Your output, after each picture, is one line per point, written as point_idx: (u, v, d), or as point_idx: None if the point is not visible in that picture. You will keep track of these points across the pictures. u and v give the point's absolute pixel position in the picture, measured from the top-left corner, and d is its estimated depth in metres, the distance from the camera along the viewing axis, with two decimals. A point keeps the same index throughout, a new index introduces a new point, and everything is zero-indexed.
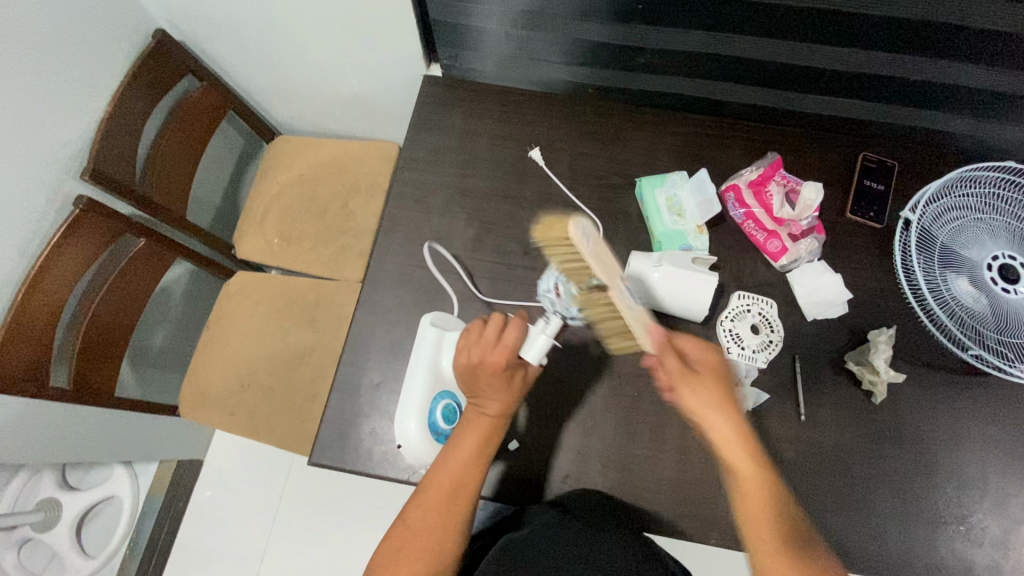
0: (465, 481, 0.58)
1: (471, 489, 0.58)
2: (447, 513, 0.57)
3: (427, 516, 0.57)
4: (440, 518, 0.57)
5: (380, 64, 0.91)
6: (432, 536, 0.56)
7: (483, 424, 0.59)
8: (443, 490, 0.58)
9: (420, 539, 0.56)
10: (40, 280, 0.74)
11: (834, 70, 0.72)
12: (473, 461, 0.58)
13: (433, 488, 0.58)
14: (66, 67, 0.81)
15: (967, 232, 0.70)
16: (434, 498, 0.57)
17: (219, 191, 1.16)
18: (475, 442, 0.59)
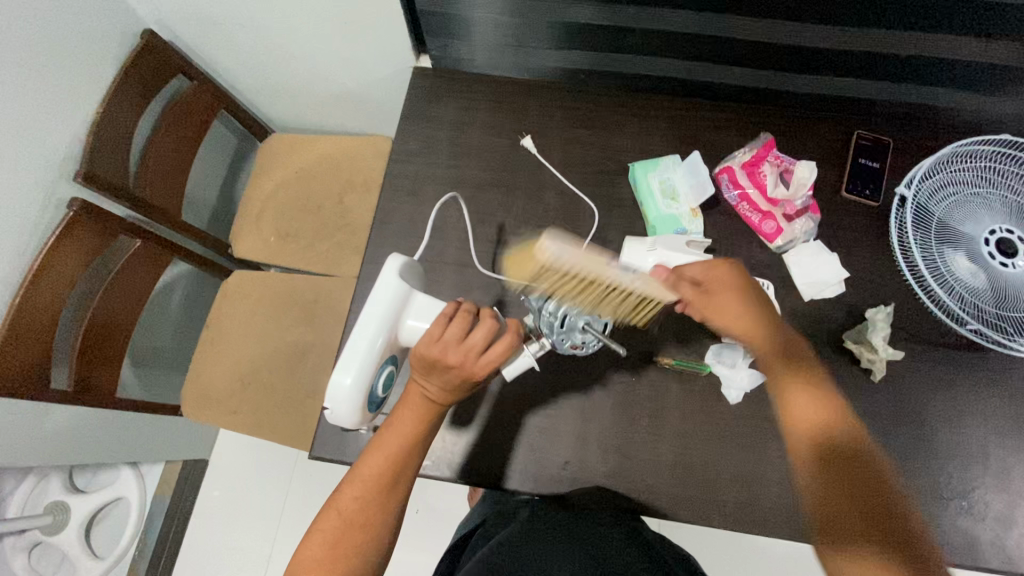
0: (400, 470, 0.58)
1: (410, 472, 0.59)
2: (381, 502, 0.57)
3: (359, 505, 0.57)
4: (373, 507, 0.57)
5: (370, 58, 0.91)
6: (369, 520, 0.57)
7: (422, 410, 0.59)
8: (376, 480, 0.57)
9: (351, 530, 0.56)
10: (38, 282, 0.75)
11: (824, 48, 0.71)
12: (410, 449, 0.59)
13: (364, 478, 0.57)
14: (56, 70, 0.81)
15: (963, 208, 0.69)
16: (372, 483, 0.57)
17: (214, 191, 1.16)
18: (413, 430, 0.59)
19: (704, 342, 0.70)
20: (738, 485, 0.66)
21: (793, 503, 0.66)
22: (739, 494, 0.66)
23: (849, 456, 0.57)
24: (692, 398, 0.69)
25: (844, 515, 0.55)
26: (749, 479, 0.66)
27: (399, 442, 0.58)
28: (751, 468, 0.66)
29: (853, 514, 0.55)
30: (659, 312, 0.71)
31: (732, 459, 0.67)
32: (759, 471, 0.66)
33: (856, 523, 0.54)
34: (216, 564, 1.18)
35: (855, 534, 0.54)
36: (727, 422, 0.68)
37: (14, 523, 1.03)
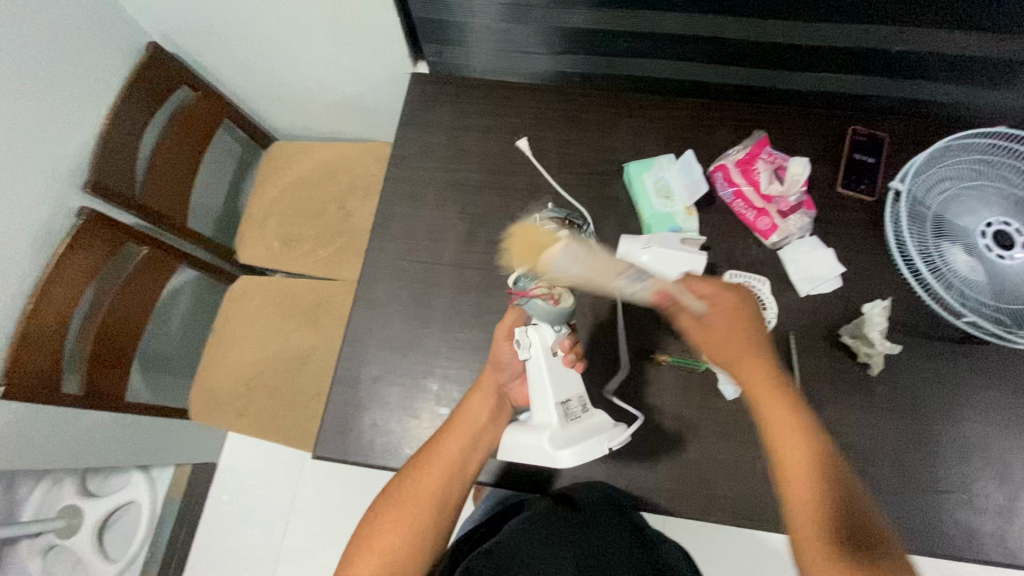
0: (463, 451, 0.61)
1: (465, 461, 0.61)
2: (442, 482, 0.60)
3: (421, 484, 0.59)
4: (434, 487, 0.59)
5: (367, 64, 0.92)
6: (419, 506, 0.58)
7: (484, 394, 0.64)
8: (439, 459, 0.60)
9: (411, 508, 0.58)
10: (50, 289, 0.77)
11: (815, 46, 0.72)
12: (472, 432, 0.62)
13: (429, 458, 0.60)
14: (64, 84, 0.84)
15: (959, 201, 0.69)
16: (432, 469, 0.60)
17: (219, 199, 1.18)
18: (476, 413, 0.62)
19: None
20: (736, 480, 0.66)
21: None
22: (737, 490, 0.66)
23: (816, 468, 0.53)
24: (689, 394, 0.69)
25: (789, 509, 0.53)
26: (748, 474, 0.66)
27: (462, 424, 0.62)
28: (749, 463, 0.67)
29: (794, 509, 0.53)
30: (655, 310, 0.72)
31: (731, 455, 0.67)
32: (757, 466, 0.67)
33: (798, 523, 0.52)
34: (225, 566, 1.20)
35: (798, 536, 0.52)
36: (725, 418, 0.68)
37: (28, 526, 1.05)
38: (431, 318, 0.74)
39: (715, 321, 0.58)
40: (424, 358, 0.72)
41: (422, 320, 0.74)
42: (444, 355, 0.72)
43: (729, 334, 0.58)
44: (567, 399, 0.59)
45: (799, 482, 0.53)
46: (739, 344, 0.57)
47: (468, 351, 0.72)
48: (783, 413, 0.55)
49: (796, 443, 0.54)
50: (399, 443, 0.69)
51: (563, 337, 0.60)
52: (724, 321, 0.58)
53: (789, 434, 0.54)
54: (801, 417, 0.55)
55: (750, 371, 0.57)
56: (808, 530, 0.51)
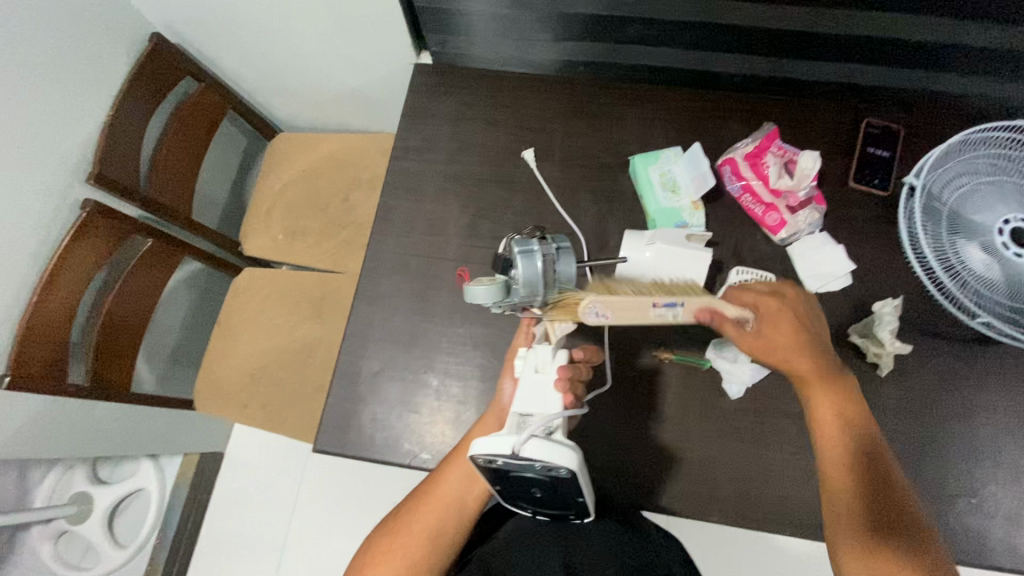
0: (458, 489, 0.60)
1: (459, 499, 0.60)
2: (437, 518, 0.60)
3: (414, 519, 0.60)
4: (426, 523, 0.60)
5: (369, 54, 0.91)
6: (410, 540, 0.59)
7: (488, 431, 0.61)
8: (433, 496, 0.60)
9: (403, 542, 0.59)
10: (55, 281, 0.77)
11: (830, 34, 0.69)
12: (470, 470, 0.60)
13: (425, 493, 0.61)
14: (68, 75, 0.84)
15: (976, 198, 0.67)
16: (426, 503, 0.60)
17: (224, 190, 1.18)
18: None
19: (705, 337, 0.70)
20: (739, 480, 0.65)
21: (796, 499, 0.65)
22: (741, 490, 0.65)
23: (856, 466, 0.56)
24: (692, 393, 0.68)
25: (880, 500, 0.54)
26: (751, 475, 0.65)
27: (458, 461, 0.61)
28: (753, 464, 0.66)
29: (881, 501, 0.54)
30: None
31: (733, 454, 0.66)
32: (760, 467, 0.66)
33: (889, 510, 0.54)
34: (231, 555, 1.21)
35: (890, 521, 0.53)
36: (728, 417, 0.67)
37: (40, 512, 1.07)
38: (432, 313, 0.73)
39: (767, 322, 0.59)
40: (424, 353, 0.72)
41: (423, 315, 0.73)
42: (445, 350, 0.72)
43: (793, 334, 0.58)
44: (529, 413, 0.53)
45: (863, 480, 0.56)
46: (796, 341, 0.58)
47: (469, 347, 0.72)
48: (836, 418, 0.58)
49: (838, 430, 0.58)
50: (399, 439, 0.69)
51: (561, 363, 0.57)
52: (779, 320, 0.58)
53: (837, 428, 0.58)
54: (841, 424, 0.58)
55: (816, 376, 0.59)
56: (850, 514, 0.55)
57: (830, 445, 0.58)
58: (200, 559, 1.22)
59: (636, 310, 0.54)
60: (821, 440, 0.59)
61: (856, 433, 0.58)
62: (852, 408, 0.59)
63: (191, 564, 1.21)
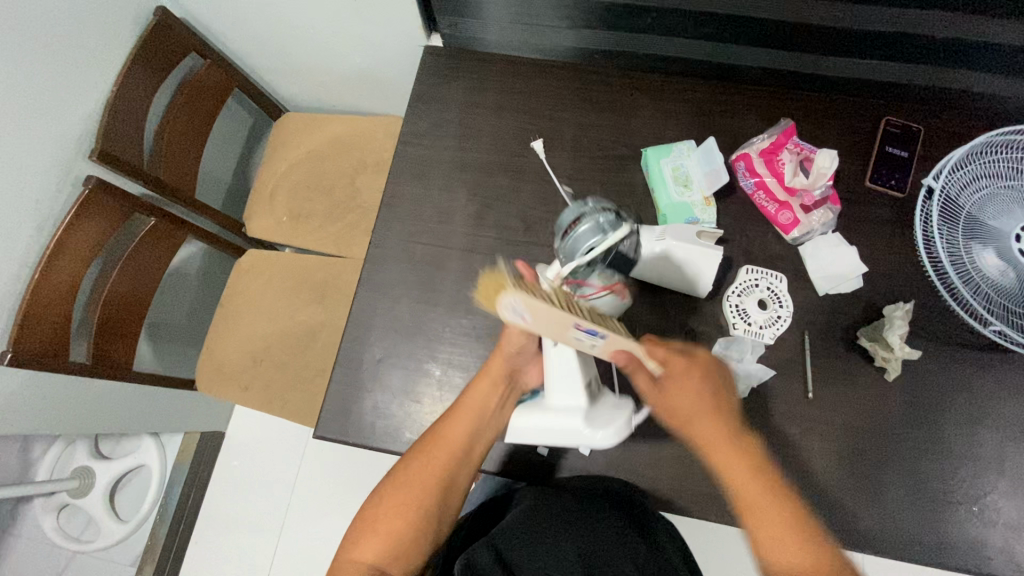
0: (465, 439, 0.61)
1: (469, 448, 0.62)
2: (448, 469, 0.61)
3: (424, 474, 0.61)
4: (437, 477, 0.61)
5: (378, 36, 0.89)
6: (421, 491, 0.61)
7: (490, 384, 0.62)
8: (442, 448, 0.61)
9: (416, 495, 0.60)
10: (57, 258, 0.77)
11: (855, 28, 0.67)
12: (477, 419, 0.61)
13: (433, 444, 0.61)
14: (71, 48, 0.82)
15: (995, 202, 0.66)
16: (438, 454, 0.61)
17: (227, 170, 1.17)
18: (479, 403, 0.61)
19: (711, 335, 0.69)
20: None
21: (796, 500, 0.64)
22: None
23: (769, 493, 0.54)
24: None
25: (760, 524, 0.53)
26: None
27: (465, 417, 0.61)
28: None
29: (772, 513, 0.53)
30: (667, 304, 0.70)
31: None
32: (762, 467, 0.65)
33: (775, 518, 0.53)
34: (230, 533, 1.22)
35: (772, 533, 0.52)
36: None
37: (42, 485, 1.09)
38: (436, 303, 0.72)
39: (673, 377, 0.56)
40: (427, 342, 0.71)
41: (428, 304, 0.73)
42: (449, 340, 0.71)
43: (697, 398, 0.56)
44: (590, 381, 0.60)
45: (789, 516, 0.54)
46: (698, 403, 0.56)
47: (473, 337, 0.71)
48: (727, 437, 0.56)
49: (739, 464, 0.55)
50: (400, 427, 0.69)
51: None
52: (689, 379, 0.56)
53: (733, 458, 0.55)
54: (741, 445, 0.56)
55: (677, 392, 0.56)
56: (757, 539, 0.53)
57: (730, 474, 0.55)
58: (199, 536, 1.23)
59: (554, 326, 0.48)
60: (721, 467, 0.55)
61: (766, 473, 0.55)
62: (738, 441, 0.56)
63: (191, 540, 1.22)
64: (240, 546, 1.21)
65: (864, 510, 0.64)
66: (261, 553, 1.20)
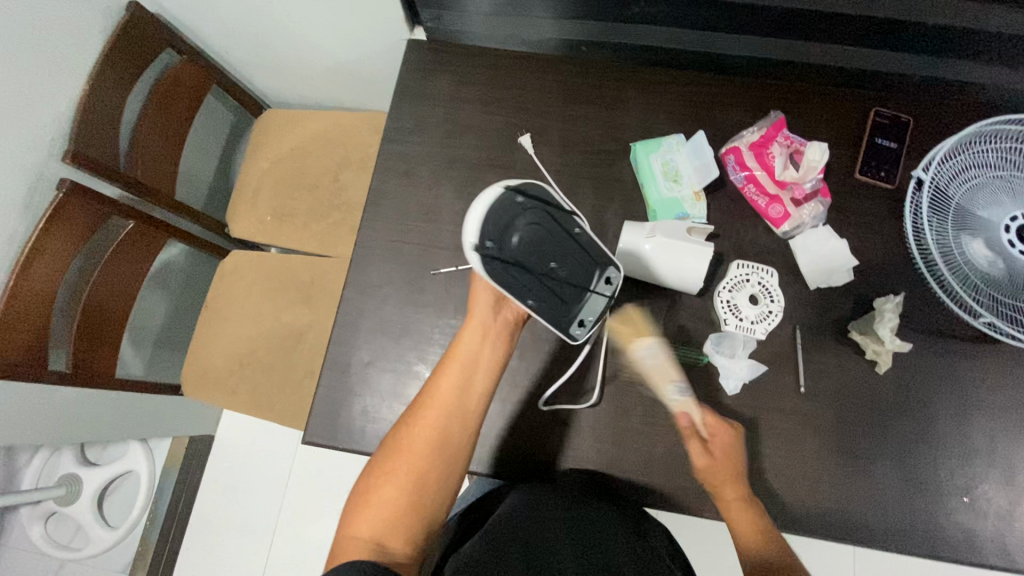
0: (458, 393, 0.60)
1: (464, 402, 0.61)
2: (441, 425, 0.60)
3: (416, 431, 0.59)
4: (430, 435, 0.59)
5: (362, 30, 0.87)
6: (414, 451, 0.59)
7: (471, 337, 0.62)
8: (433, 404, 0.60)
9: (410, 454, 0.59)
10: (32, 266, 0.74)
11: (847, 15, 0.66)
12: (466, 369, 0.61)
13: (425, 402, 0.60)
14: (38, 45, 0.79)
15: (985, 192, 0.65)
16: (431, 411, 0.60)
17: (209, 168, 1.14)
18: (468, 350, 0.62)
19: (703, 331, 0.68)
20: None
21: (789, 495, 0.64)
22: None
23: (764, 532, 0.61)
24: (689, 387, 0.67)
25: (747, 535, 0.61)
26: (745, 471, 0.65)
27: (456, 366, 0.61)
28: (747, 460, 0.65)
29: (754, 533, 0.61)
30: (658, 300, 0.69)
31: None
32: (755, 463, 0.65)
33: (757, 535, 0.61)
34: (223, 536, 1.21)
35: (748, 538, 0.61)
36: (724, 414, 0.66)
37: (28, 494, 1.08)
38: (425, 304, 0.71)
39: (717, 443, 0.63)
40: (416, 344, 0.70)
41: (416, 305, 0.71)
42: (438, 341, 0.70)
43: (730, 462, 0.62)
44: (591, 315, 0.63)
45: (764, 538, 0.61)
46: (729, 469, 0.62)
47: None
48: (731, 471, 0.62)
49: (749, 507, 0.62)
50: (390, 431, 0.68)
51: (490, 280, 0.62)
52: (727, 449, 0.63)
53: (738, 502, 0.61)
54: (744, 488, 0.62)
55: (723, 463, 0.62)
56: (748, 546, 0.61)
57: (730, 510, 0.61)
58: (190, 541, 1.21)
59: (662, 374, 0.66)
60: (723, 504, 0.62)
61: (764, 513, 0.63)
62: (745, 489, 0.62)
63: (182, 546, 1.21)
64: (233, 549, 1.20)
65: (856, 502, 0.64)
66: (254, 556, 1.19)
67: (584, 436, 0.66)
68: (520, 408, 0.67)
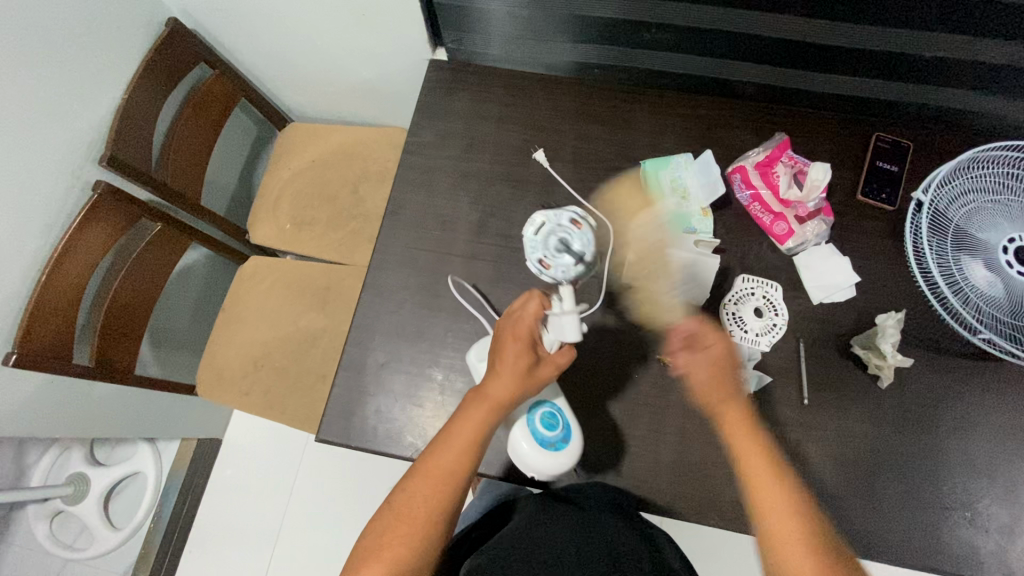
0: (462, 459, 0.58)
1: (466, 470, 0.59)
2: (444, 492, 0.58)
3: (419, 499, 0.57)
4: (432, 503, 0.57)
5: (385, 50, 0.92)
6: (418, 520, 0.57)
7: (478, 420, 0.59)
8: (438, 471, 0.58)
9: (411, 525, 0.57)
10: (65, 261, 0.78)
11: (846, 47, 0.70)
12: (472, 439, 0.59)
13: (428, 467, 0.58)
14: (82, 57, 0.83)
15: (983, 215, 0.68)
16: (434, 478, 0.58)
17: (231, 178, 1.18)
18: (475, 422, 0.59)
19: None
20: (738, 486, 0.66)
21: None
22: (739, 494, 0.66)
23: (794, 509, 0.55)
24: (695, 396, 0.68)
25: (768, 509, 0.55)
26: None
27: (465, 435, 0.59)
28: None
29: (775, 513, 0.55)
30: None
31: (733, 458, 0.67)
32: None
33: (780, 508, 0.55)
34: (225, 542, 1.21)
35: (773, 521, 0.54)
36: None
37: (37, 491, 1.09)
38: (439, 309, 0.74)
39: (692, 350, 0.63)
40: (429, 347, 0.72)
41: (430, 310, 0.74)
42: (451, 345, 0.72)
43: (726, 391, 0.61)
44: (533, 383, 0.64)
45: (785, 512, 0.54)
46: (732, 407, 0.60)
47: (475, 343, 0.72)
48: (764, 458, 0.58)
49: (762, 471, 0.57)
50: (402, 431, 0.69)
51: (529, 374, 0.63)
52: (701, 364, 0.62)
53: (772, 489, 0.56)
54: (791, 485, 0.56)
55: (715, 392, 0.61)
56: (774, 531, 0.54)
57: (762, 497, 0.56)
58: (192, 546, 1.21)
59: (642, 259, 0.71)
60: (755, 489, 0.57)
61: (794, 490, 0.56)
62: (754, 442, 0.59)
63: (184, 551, 1.21)
64: (234, 554, 1.20)
65: (860, 514, 0.65)
66: (256, 562, 1.19)
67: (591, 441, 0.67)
68: None
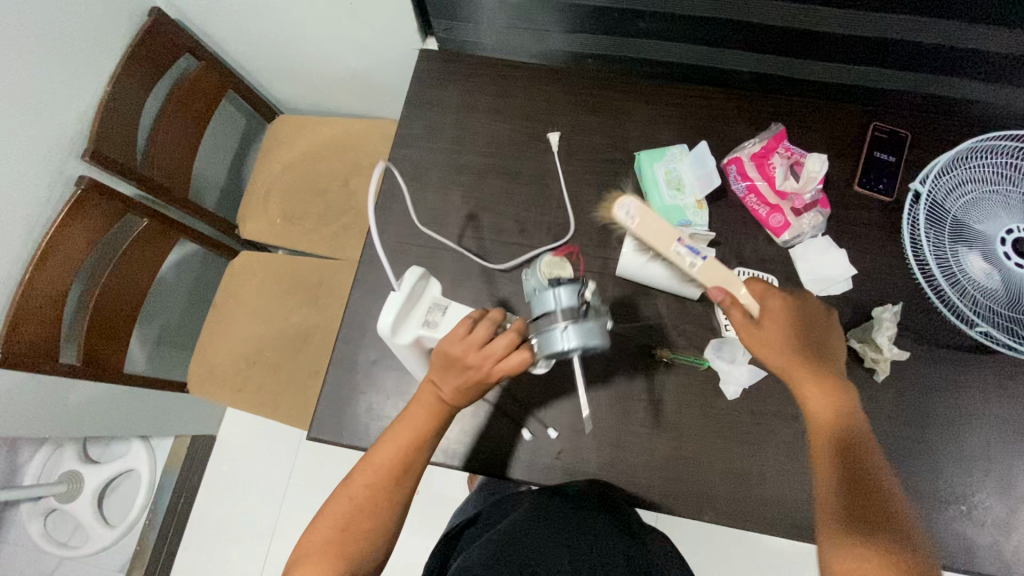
0: (409, 454, 0.58)
1: (413, 465, 0.59)
2: (390, 484, 0.58)
3: (364, 491, 0.57)
4: (377, 494, 0.58)
5: (375, 39, 0.90)
6: (364, 513, 0.57)
7: (423, 417, 0.59)
8: (385, 463, 0.58)
9: (356, 514, 0.57)
10: (49, 258, 0.76)
11: (843, 34, 0.68)
12: (418, 435, 0.59)
13: (375, 459, 0.58)
14: (62, 49, 0.81)
15: (980, 206, 0.67)
16: (381, 470, 0.58)
17: (220, 171, 1.16)
18: (421, 418, 0.59)
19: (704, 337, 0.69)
20: (732, 481, 0.65)
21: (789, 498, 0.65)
22: (733, 489, 0.65)
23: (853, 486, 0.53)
24: (689, 391, 0.68)
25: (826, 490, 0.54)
26: (745, 475, 0.66)
27: (410, 431, 0.58)
28: (747, 464, 0.66)
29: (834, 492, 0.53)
30: (660, 305, 0.71)
31: (727, 453, 0.66)
32: (755, 468, 0.66)
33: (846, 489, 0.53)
34: (221, 537, 1.21)
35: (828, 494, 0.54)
36: (724, 418, 0.67)
37: (30, 489, 1.08)
38: None
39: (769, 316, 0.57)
40: None
41: None
42: None
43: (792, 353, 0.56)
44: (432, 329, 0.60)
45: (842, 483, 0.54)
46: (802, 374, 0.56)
47: None
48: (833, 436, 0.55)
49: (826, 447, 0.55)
50: None
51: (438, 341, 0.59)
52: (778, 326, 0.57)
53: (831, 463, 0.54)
54: (851, 464, 0.54)
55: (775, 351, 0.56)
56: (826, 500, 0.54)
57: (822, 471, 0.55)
58: (188, 542, 1.21)
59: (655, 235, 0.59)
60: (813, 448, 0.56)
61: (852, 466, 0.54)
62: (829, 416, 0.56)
63: (180, 547, 1.21)
64: (230, 549, 1.20)
65: None
66: (252, 558, 1.19)
67: (585, 437, 0.67)
68: (523, 409, 0.68)
